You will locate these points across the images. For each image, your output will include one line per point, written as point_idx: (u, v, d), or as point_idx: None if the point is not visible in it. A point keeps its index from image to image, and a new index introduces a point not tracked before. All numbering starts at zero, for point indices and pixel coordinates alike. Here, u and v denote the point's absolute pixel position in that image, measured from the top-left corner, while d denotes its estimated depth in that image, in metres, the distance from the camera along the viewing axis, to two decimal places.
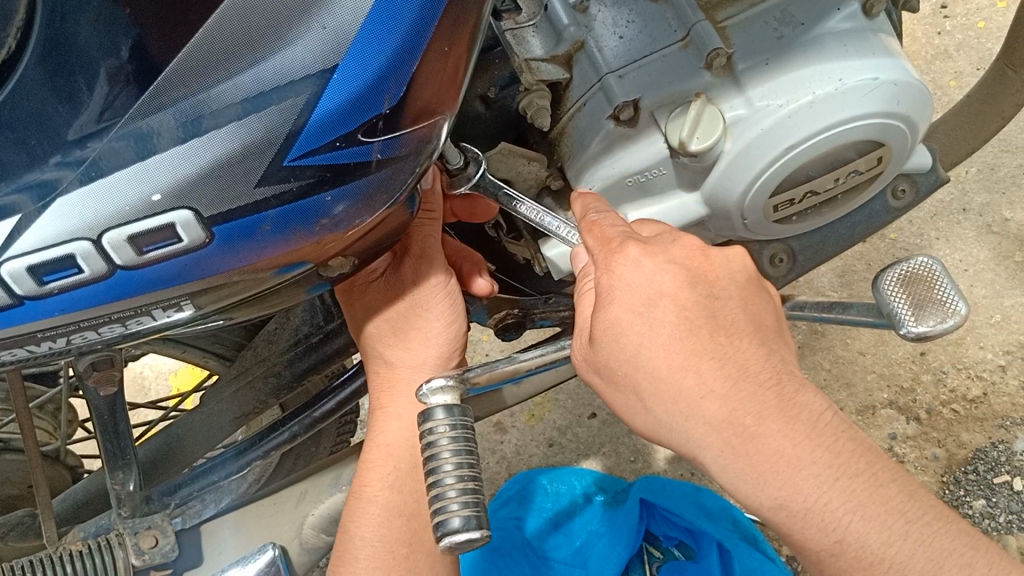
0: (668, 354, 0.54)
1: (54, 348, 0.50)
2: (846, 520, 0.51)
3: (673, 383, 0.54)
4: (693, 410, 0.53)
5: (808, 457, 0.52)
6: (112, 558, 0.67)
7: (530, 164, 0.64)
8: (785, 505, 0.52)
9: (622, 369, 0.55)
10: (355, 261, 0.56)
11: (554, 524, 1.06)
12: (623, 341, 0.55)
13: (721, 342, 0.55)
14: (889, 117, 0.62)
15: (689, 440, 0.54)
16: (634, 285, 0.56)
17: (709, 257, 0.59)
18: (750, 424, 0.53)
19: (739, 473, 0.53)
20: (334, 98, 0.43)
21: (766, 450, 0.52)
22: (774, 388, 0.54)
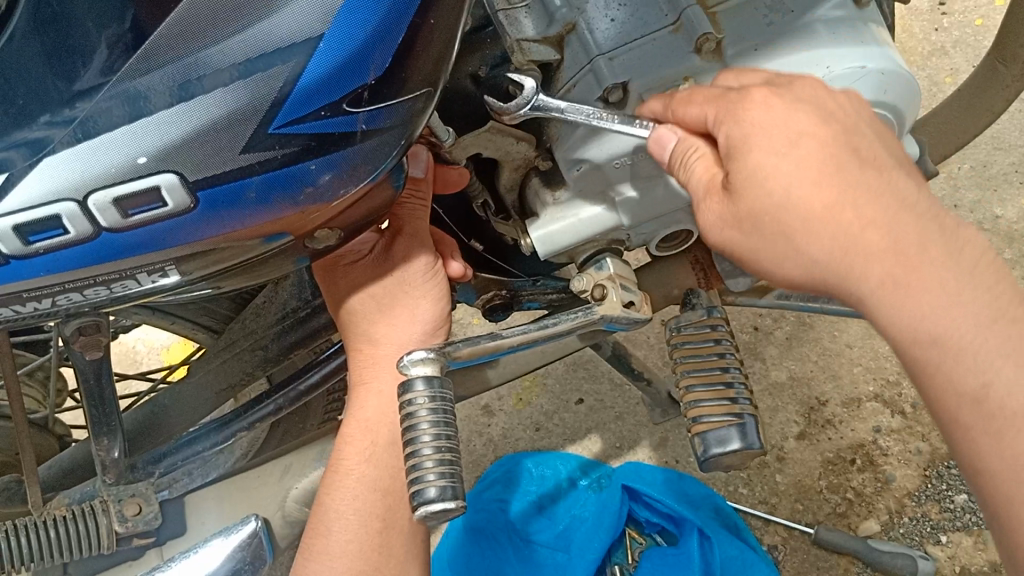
0: (817, 186, 0.50)
1: (40, 309, 0.51)
2: (999, 365, 0.47)
3: (824, 218, 0.50)
4: (852, 245, 0.49)
5: (967, 293, 0.48)
6: (95, 524, 0.69)
7: (519, 144, 0.65)
8: (923, 343, 0.48)
9: (750, 195, 0.51)
10: (341, 233, 0.56)
11: (538, 507, 1.07)
12: (768, 183, 0.51)
13: (869, 175, 0.51)
14: (877, 106, 0.63)
15: (847, 283, 0.50)
16: (767, 124, 0.52)
17: (834, 97, 0.54)
18: (913, 256, 0.49)
19: (901, 316, 0.49)
20: (321, 66, 0.44)
21: (906, 304, 0.48)
22: (930, 220, 0.50)
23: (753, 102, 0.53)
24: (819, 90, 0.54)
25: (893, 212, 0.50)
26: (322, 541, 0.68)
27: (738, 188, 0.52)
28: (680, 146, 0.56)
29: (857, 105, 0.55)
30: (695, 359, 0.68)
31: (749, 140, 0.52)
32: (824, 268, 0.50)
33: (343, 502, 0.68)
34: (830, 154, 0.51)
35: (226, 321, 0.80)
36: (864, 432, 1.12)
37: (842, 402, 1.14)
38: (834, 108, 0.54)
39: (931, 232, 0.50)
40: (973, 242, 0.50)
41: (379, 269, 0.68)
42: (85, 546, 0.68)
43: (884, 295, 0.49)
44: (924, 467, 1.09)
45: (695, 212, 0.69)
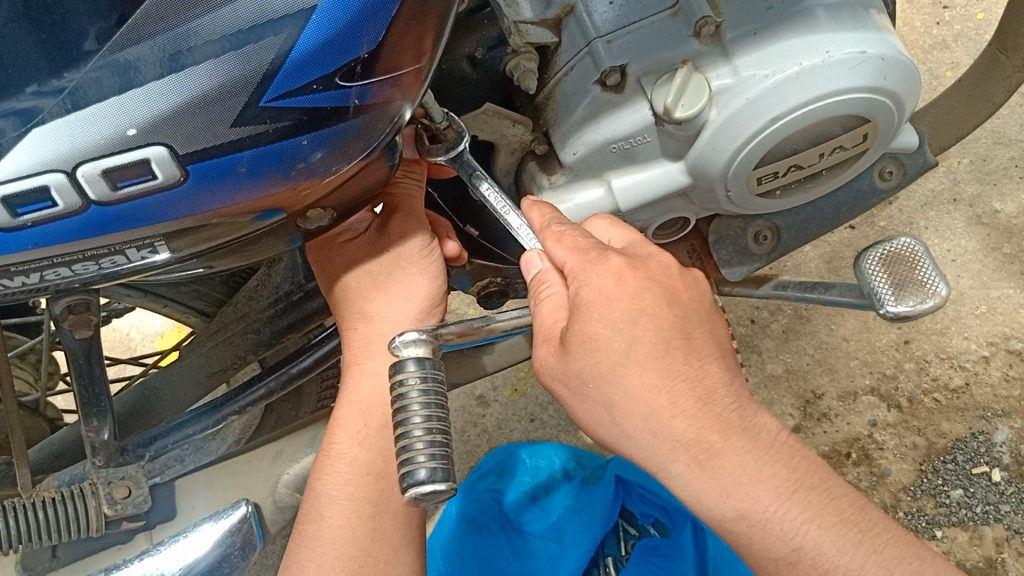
0: (642, 373, 0.53)
1: (27, 285, 0.50)
2: (778, 466, 0.54)
3: (647, 402, 0.53)
4: (664, 427, 0.53)
5: (768, 471, 0.53)
6: (84, 507, 0.68)
7: (516, 126, 0.65)
8: (736, 522, 0.53)
9: (579, 347, 0.54)
10: (334, 213, 0.56)
11: (532, 498, 1.06)
12: (598, 356, 0.53)
13: (692, 364, 0.55)
14: (877, 92, 0.62)
15: (651, 453, 0.53)
16: (614, 294, 0.54)
17: (681, 278, 0.58)
18: (716, 442, 0.53)
19: (703, 506, 0.53)
20: (314, 39, 0.43)
21: (709, 490, 0.53)
22: (732, 411, 0.54)
23: (609, 269, 0.55)
24: (668, 269, 0.58)
25: (702, 418, 0.53)
26: (315, 526, 0.68)
27: (573, 349, 0.54)
28: (540, 275, 0.59)
29: (693, 287, 0.59)
30: None
31: (591, 308, 0.54)
32: (642, 459, 0.54)
33: (334, 486, 0.68)
34: (655, 335, 0.54)
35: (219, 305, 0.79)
36: (860, 426, 1.12)
37: (839, 395, 1.14)
38: (675, 288, 0.57)
39: (738, 426, 0.54)
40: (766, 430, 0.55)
41: (375, 247, 0.68)
42: (74, 528, 0.68)
43: (706, 496, 0.53)
44: (919, 461, 1.09)
45: (690, 198, 0.69)
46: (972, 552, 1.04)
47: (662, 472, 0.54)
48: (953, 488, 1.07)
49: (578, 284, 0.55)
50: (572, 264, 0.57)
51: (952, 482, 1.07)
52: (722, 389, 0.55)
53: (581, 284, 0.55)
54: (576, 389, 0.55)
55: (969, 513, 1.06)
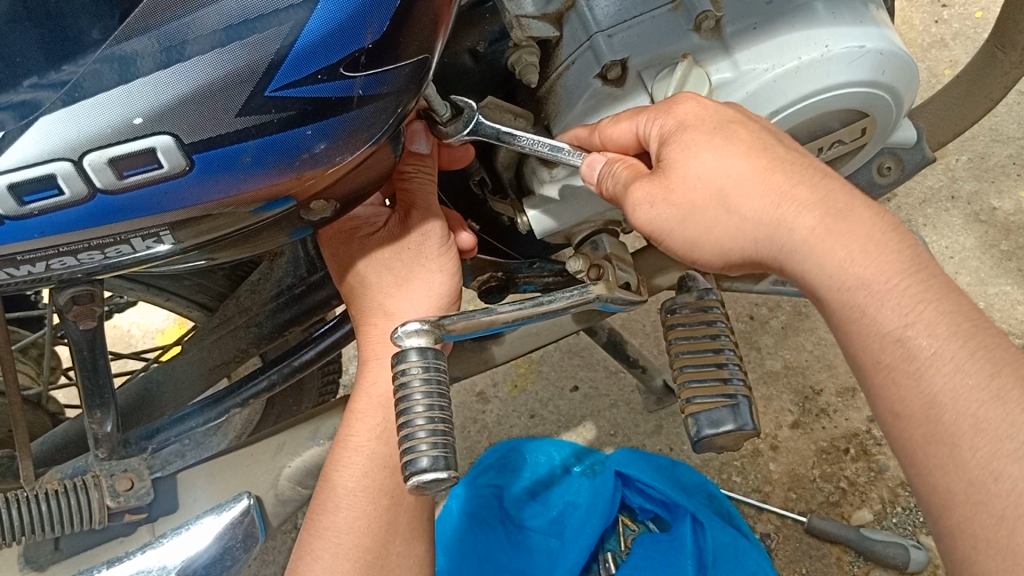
0: (750, 158, 0.55)
1: (33, 274, 0.51)
2: (898, 238, 0.52)
3: (756, 184, 0.55)
4: (778, 200, 0.54)
5: (895, 244, 0.52)
6: (86, 499, 0.68)
7: (516, 120, 0.65)
8: (848, 290, 0.52)
9: (681, 151, 0.57)
10: (337, 205, 0.57)
11: (532, 493, 1.07)
12: (702, 155, 0.56)
13: (796, 159, 0.56)
14: (875, 86, 0.63)
15: (772, 228, 0.54)
16: (700, 114, 0.57)
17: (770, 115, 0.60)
18: (839, 207, 0.53)
19: (822, 271, 0.52)
20: (319, 29, 0.44)
21: (821, 247, 0.52)
22: (851, 191, 0.55)
23: (689, 96, 0.59)
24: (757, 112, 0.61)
25: (819, 183, 0.54)
26: (329, 517, 0.68)
27: (672, 159, 0.58)
28: (606, 168, 0.60)
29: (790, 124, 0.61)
30: (686, 340, 0.69)
31: (683, 123, 0.58)
32: (755, 236, 0.55)
33: (350, 478, 0.68)
34: (754, 140, 0.56)
35: (220, 299, 0.79)
36: (858, 422, 1.12)
37: (838, 391, 1.15)
38: (761, 115, 0.59)
39: (859, 200, 0.54)
40: (883, 217, 0.53)
41: (396, 243, 0.69)
42: (77, 521, 0.68)
43: (820, 267, 0.52)
44: None
45: None
46: None
47: (778, 238, 0.54)
48: None
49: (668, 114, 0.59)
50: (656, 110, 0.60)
51: None
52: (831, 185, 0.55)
53: (665, 117, 0.58)
54: (683, 199, 0.57)
55: None
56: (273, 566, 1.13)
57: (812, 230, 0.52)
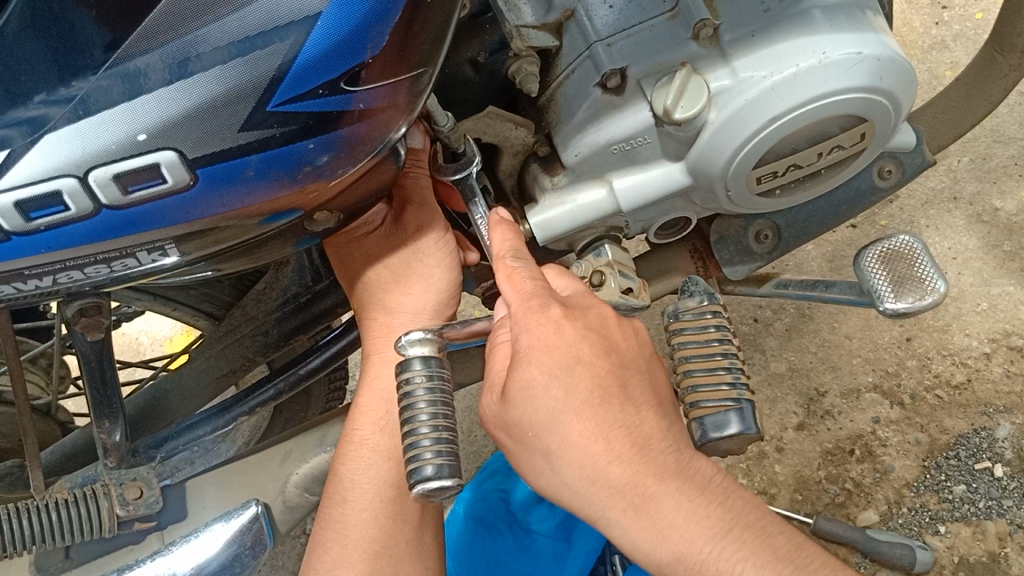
0: (578, 419, 0.54)
1: (40, 288, 0.51)
2: (721, 543, 0.51)
3: (582, 448, 0.53)
4: (599, 474, 0.53)
5: (703, 512, 0.52)
6: (98, 507, 0.69)
7: (518, 129, 0.66)
8: (667, 561, 0.52)
9: (518, 387, 0.55)
10: (341, 215, 0.57)
11: (539, 497, 1.06)
12: (537, 404, 0.54)
13: (627, 411, 0.55)
14: (873, 93, 0.63)
15: (592, 504, 0.54)
16: (549, 348, 0.55)
17: (621, 328, 0.59)
18: (650, 485, 0.52)
19: (642, 553, 0.52)
20: (319, 45, 0.44)
21: (649, 528, 0.52)
22: (673, 449, 0.54)
23: (547, 318, 0.57)
24: (606, 320, 0.59)
25: (631, 447, 0.53)
26: (337, 510, 0.70)
27: (514, 399, 0.55)
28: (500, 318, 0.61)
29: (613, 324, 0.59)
30: (692, 344, 0.69)
31: (529, 357, 0.55)
32: (580, 509, 0.55)
33: (357, 472, 0.70)
34: (592, 376, 0.55)
35: (228, 307, 0.80)
36: (863, 423, 1.12)
37: (841, 393, 1.15)
38: (614, 339, 0.58)
39: (686, 465, 0.54)
40: (705, 468, 0.54)
41: (393, 240, 0.69)
42: (87, 530, 0.69)
43: (644, 542, 0.52)
44: (922, 457, 1.10)
45: (691, 198, 0.70)
46: (976, 547, 1.05)
47: (603, 520, 0.54)
48: (956, 483, 1.08)
49: (516, 335, 0.57)
50: (516, 308, 0.58)
51: (955, 478, 1.08)
52: (662, 449, 0.54)
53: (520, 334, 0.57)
54: (520, 440, 0.56)
55: (972, 508, 1.06)
56: (283, 571, 1.13)
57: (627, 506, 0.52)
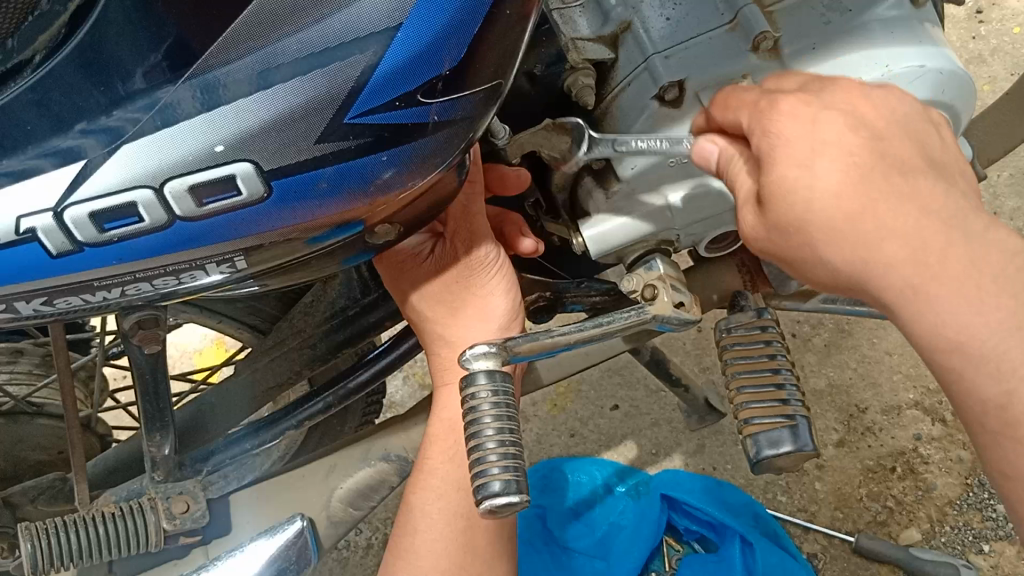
0: (840, 201, 0.49)
1: (107, 300, 0.51)
2: (1009, 352, 0.47)
3: (853, 230, 0.49)
4: (875, 253, 0.49)
5: (989, 301, 0.47)
6: (144, 522, 0.69)
7: (576, 145, 0.64)
8: (952, 352, 0.48)
9: (774, 198, 0.51)
10: (400, 229, 0.57)
11: (575, 513, 1.07)
12: (794, 198, 0.50)
13: (896, 178, 0.50)
14: (935, 106, 0.63)
15: (868, 289, 0.50)
16: (801, 139, 0.51)
17: (869, 93, 0.53)
18: (932, 263, 0.48)
19: (934, 333, 0.49)
20: (398, 58, 0.44)
21: (954, 301, 0.48)
22: (957, 221, 0.49)
23: (786, 114, 0.52)
24: (852, 85, 0.54)
25: (913, 219, 0.49)
26: (409, 539, 0.69)
27: (769, 194, 0.52)
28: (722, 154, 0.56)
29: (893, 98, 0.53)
30: (744, 359, 0.68)
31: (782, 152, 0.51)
32: (843, 275, 0.51)
33: (428, 501, 0.70)
34: (864, 144, 0.51)
35: (273, 321, 0.79)
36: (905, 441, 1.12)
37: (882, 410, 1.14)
38: (892, 140, 0.51)
39: (974, 223, 0.49)
40: (1009, 236, 0.50)
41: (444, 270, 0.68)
42: (132, 544, 0.69)
43: (913, 316, 0.49)
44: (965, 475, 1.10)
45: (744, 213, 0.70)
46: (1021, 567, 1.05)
47: (879, 289, 0.50)
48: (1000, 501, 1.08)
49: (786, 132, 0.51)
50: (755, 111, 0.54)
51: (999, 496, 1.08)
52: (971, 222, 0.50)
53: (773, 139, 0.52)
54: (777, 229, 0.52)
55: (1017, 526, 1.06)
56: None
57: (905, 286, 0.49)
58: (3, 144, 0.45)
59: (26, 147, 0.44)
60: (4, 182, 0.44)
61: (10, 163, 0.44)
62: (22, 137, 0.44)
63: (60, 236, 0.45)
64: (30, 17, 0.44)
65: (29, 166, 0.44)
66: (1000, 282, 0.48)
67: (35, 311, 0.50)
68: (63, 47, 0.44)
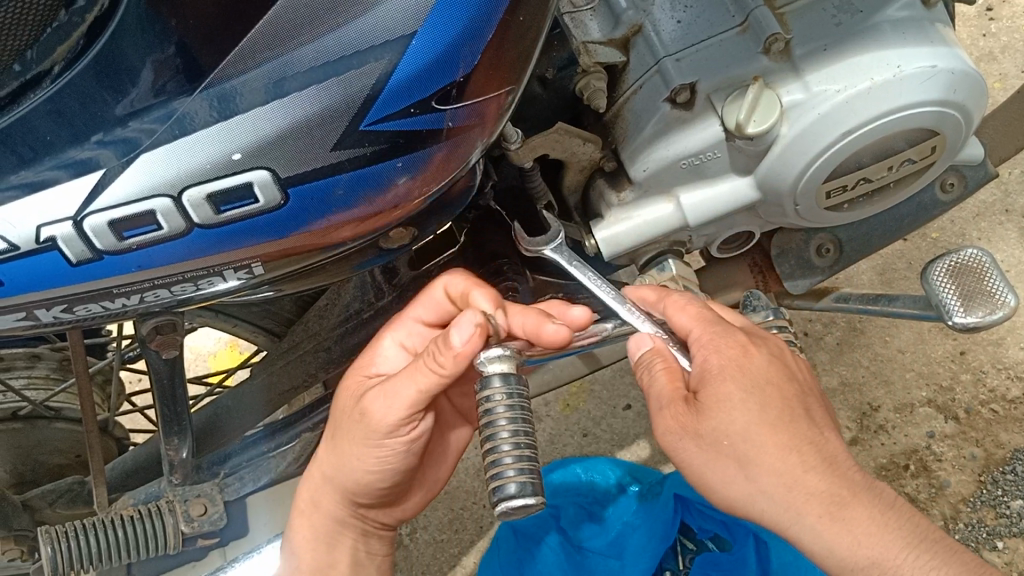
0: (771, 431, 0.53)
1: (126, 306, 0.52)
2: (902, 553, 0.51)
3: (779, 459, 0.53)
4: (798, 482, 0.52)
5: (895, 548, 0.52)
6: (163, 524, 0.69)
7: (586, 145, 0.64)
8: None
9: (708, 401, 0.54)
10: (413, 234, 0.57)
11: (588, 514, 1.07)
12: (733, 415, 0.53)
13: (816, 429, 0.55)
14: (946, 105, 0.63)
15: (789, 516, 0.53)
16: (734, 365, 0.55)
17: (794, 358, 0.60)
18: (845, 497, 0.53)
19: (851, 554, 0.52)
20: (412, 65, 0.44)
21: (868, 523, 0.52)
22: (853, 507, 0.52)
23: (734, 341, 0.57)
24: (781, 349, 0.59)
25: (830, 478, 0.53)
26: None
27: (707, 406, 0.54)
28: (650, 353, 0.60)
29: (773, 340, 0.59)
30: None
31: (722, 372, 0.55)
32: (774, 516, 0.53)
33: None
34: (776, 363, 0.57)
35: (287, 324, 0.80)
36: (918, 438, 1.12)
37: (895, 407, 1.14)
38: (792, 365, 0.58)
39: (866, 495, 0.53)
40: (900, 500, 0.55)
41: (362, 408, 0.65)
42: (152, 546, 0.69)
43: (828, 552, 0.52)
44: (978, 472, 1.10)
45: (756, 213, 0.70)
46: None
47: (795, 527, 0.52)
48: (1014, 498, 1.08)
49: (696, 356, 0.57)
50: (699, 332, 0.58)
51: (1012, 492, 1.08)
52: (854, 469, 0.55)
53: (706, 355, 0.56)
54: (710, 444, 0.54)
55: None
56: None
57: (826, 516, 0.52)
58: (22, 154, 0.45)
59: (43, 159, 0.45)
60: (23, 194, 0.45)
61: (27, 175, 0.45)
62: (40, 148, 0.45)
63: (80, 245, 0.46)
64: (49, 28, 0.43)
65: (47, 176, 0.44)
66: (891, 502, 0.54)
67: (55, 318, 0.51)
68: (81, 58, 0.44)
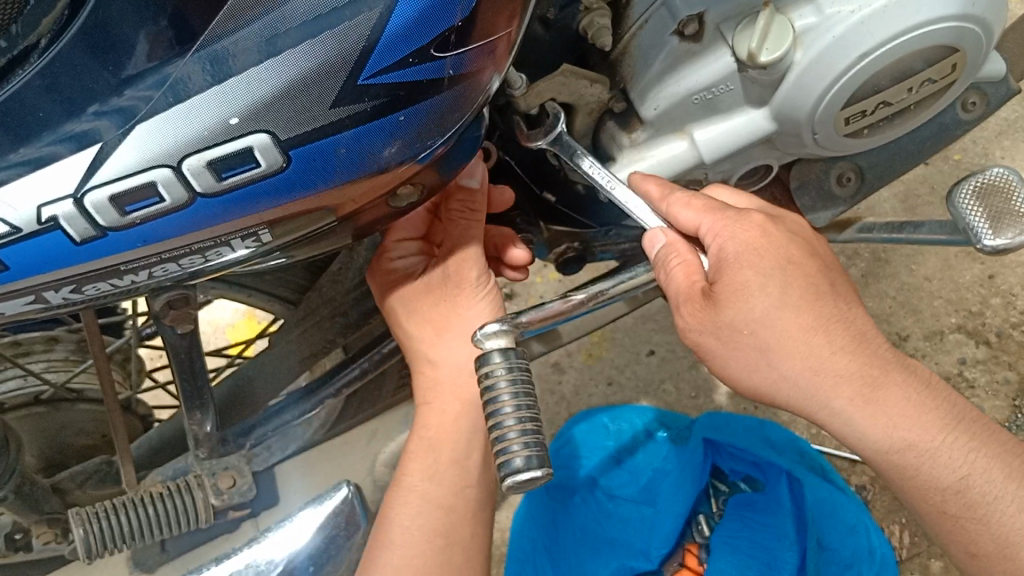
0: (799, 314, 0.54)
1: (136, 283, 0.51)
2: (937, 431, 0.54)
3: (807, 342, 0.54)
4: (823, 365, 0.54)
5: (927, 425, 0.54)
6: (192, 499, 0.69)
7: (593, 86, 0.62)
8: (904, 454, 0.54)
9: (728, 288, 0.55)
10: (422, 190, 0.56)
11: (617, 460, 1.07)
12: (753, 301, 0.54)
13: (841, 307, 0.56)
14: (966, 20, 0.60)
15: (814, 401, 0.54)
16: (755, 246, 0.56)
17: (816, 239, 0.60)
18: (876, 375, 0.54)
19: (882, 432, 0.54)
20: (408, 11, 0.43)
21: (899, 401, 0.54)
22: (879, 389, 0.54)
23: (751, 223, 0.57)
24: (802, 228, 0.60)
25: (856, 359, 0.54)
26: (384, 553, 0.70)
27: (726, 297, 0.55)
28: (667, 247, 0.59)
29: (793, 222, 0.60)
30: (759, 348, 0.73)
31: (741, 259, 0.56)
32: (798, 404, 0.55)
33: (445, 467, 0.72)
34: (795, 244, 0.58)
35: (302, 291, 0.79)
36: (949, 364, 1.13)
37: (925, 335, 1.14)
38: (815, 246, 0.59)
39: (894, 367, 0.55)
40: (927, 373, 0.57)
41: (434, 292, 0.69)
42: (184, 521, 0.69)
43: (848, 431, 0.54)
44: (1012, 396, 1.11)
45: (774, 144, 0.68)
46: None
47: (824, 411, 0.54)
48: None
49: (717, 242, 0.57)
50: (713, 222, 0.58)
51: None
52: (879, 343, 0.56)
53: (726, 240, 0.57)
54: (733, 335, 0.55)
55: None
56: None
57: (856, 397, 0.53)
58: (18, 132, 0.44)
59: (42, 134, 0.43)
60: (26, 171, 0.43)
61: (27, 152, 0.44)
62: (38, 123, 0.44)
63: (82, 222, 0.45)
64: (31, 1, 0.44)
65: (47, 153, 0.43)
66: (923, 380, 0.56)
67: (64, 299, 0.50)
68: (68, 28, 0.43)
